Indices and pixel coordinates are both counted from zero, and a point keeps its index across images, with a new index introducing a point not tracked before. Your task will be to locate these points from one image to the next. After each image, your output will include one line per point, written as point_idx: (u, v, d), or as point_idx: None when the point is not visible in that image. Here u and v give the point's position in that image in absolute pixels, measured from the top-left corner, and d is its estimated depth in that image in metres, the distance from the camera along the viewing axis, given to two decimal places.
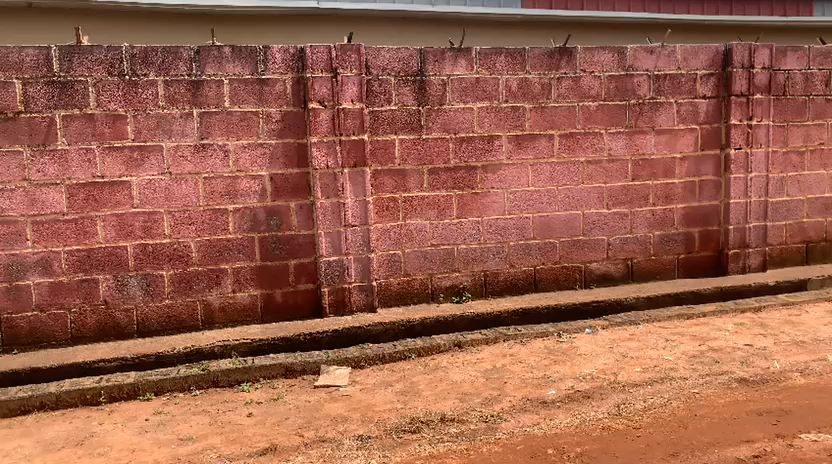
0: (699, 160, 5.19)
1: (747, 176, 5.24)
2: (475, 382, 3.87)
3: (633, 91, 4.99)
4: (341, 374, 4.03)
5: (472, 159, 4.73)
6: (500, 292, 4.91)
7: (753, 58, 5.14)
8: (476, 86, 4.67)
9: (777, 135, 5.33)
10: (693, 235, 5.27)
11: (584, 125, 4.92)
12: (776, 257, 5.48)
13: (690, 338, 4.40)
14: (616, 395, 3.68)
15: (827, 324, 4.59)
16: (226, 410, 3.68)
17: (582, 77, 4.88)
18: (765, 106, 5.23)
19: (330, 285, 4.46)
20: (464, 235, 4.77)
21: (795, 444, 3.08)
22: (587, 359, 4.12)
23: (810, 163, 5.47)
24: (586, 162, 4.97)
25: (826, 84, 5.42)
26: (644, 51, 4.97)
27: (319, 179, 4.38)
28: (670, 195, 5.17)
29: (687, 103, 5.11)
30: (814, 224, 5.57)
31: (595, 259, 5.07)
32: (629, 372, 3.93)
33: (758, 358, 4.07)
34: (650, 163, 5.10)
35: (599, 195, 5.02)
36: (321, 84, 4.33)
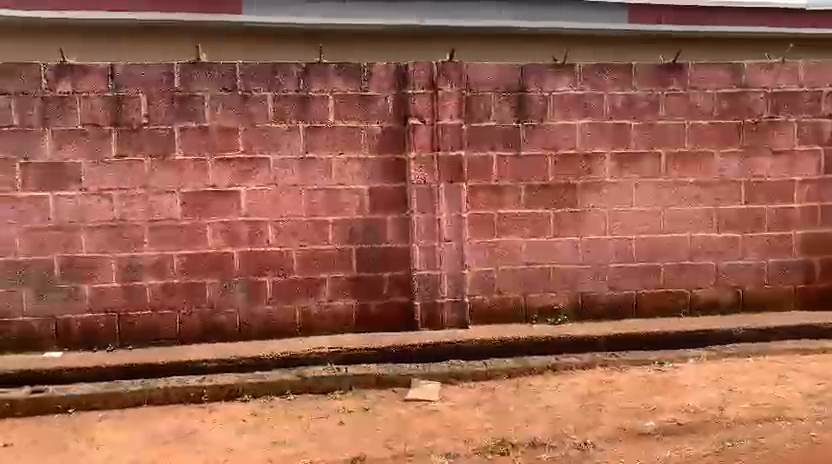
0: (824, 184, 4.83)
1: None
2: (568, 407, 3.75)
3: (748, 110, 4.72)
4: (430, 389, 4.02)
5: (573, 177, 4.62)
6: (597, 315, 4.73)
7: None
8: (579, 102, 4.58)
9: None
10: (814, 264, 4.88)
11: (694, 144, 4.69)
12: None
13: (808, 376, 4.06)
14: (722, 431, 3.44)
15: None
16: (318, 417, 3.75)
17: (692, 94, 4.67)
18: None
19: (423, 300, 4.49)
20: (561, 255, 4.65)
21: None
22: (691, 391, 3.89)
23: None
24: (695, 182, 4.73)
25: None
26: (761, 66, 4.70)
27: (416, 193, 4.43)
28: (789, 221, 4.82)
29: (808, 122, 4.78)
30: None
31: (701, 285, 4.79)
32: (738, 408, 3.66)
33: None
34: (765, 185, 4.78)
35: (708, 217, 4.76)
36: (421, 100, 4.40)
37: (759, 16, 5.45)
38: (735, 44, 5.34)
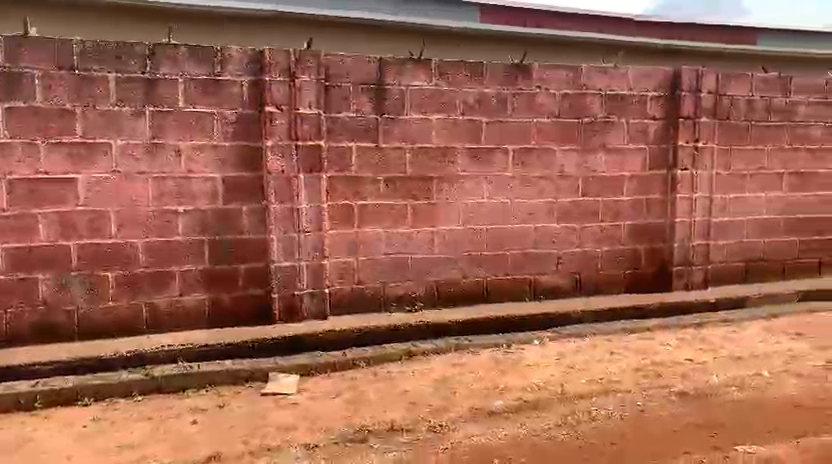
0: (648, 180, 5.37)
1: (692, 197, 5.44)
2: (424, 392, 3.88)
3: (586, 110, 5.13)
4: (289, 383, 3.97)
5: (429, 170, 4.76)
6: (452, 302, 4.94)
7: (700, 83, 5.38)
8: (434, 97, 4.71)
9: (721, 159, 5.55)
10: (640, 251, 5.42)
11: (538, 141, 5.02)
12: (719, 275, 5.67)
13: (634, 352, 4.52)
14: (562, 405, 3.72)
15: (762, 341, 4.76)
16: (169, 417, 3.57)
17: (537, 94, 4.98)
18: (711, 129, 5.47)
19: (280, 292, 4.42)
20: (418, 246, 4.79)
21: (730, 456, 3.08)
22: (535, 371, 4.18)
23: (751, 186, 5.69)
24: (540, 177, 5.06)
25: (767, 111, 5.66)
26: (597, 70, 5.12)
27: (273, 183, 4.33)
28: (618, 213, 5.32)
29: (636, 123, 5.28)
30: (755, 245, 5.78)
31: (544, 272, 5.16)
32: (575, 384, 3.99)
33: (698, 372, 4.18)
34: (599, 180, 5.23)
35: (551, 210, 5.12)
36: (279, 88, 4.30)
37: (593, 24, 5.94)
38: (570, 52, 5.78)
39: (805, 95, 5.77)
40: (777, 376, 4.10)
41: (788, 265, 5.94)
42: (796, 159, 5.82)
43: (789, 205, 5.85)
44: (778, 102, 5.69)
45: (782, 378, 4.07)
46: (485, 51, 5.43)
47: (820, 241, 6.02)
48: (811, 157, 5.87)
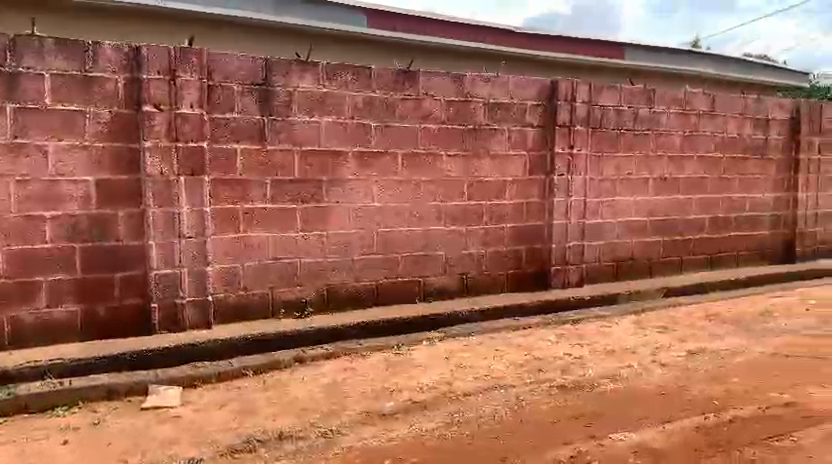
0: (528, 184, 5.64)
1: (568, 200, 5.77)
2: (314, 397, 3.84)
3: (470, 116, 5.29)
4: (171, 395, 3.79)
5: (318, 173, 4.72)
6: (343, 306, 4.92)
7: (575, 94, 5.72)
8: (322, 99, 4.68)
9: (594, 165, 5.93)
10: (522, 252, 5.67)
11: (425, 146, 5.12)
12: (593, 274, 6.05)
13: (518, 349, 4.72)
14: (451, 403, 3.82)
15: (632, 335, 5.13)
16: (35, 439, 3.30)
17: (424, 99, 5.08)
18: (584, 137, 5.82)
19: (161, 301, 4.21)
20: (308, 250, 4.73)
21: (605, 443, 3.29)
22: (425, 371, 4.26)
23: (620, 190, 6.12)
24: (427, 181, 5.16)
25: (634, 120, 6.10)
26: (480, 78, 5.30)
27: (152, 186, 4.12)
28: (501, 216, 5.54)
29: (517, 130, 5.53)
30: (624, 245, 6.22)
31: (432, 274, 5.27)
32: (463, 382, 4.11)
33: (576, 366, 4.43)
34: (484, 184, 5.43)
35: (438, 213, 5.24)
36: (158, 86, 4.10)
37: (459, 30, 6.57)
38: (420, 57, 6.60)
39: (665, 107, 6.28)
40: (645, 366, 4.43)
41: (653, 263, 6.44)
42: (659, 165, 6.32)
43: (653, 208, 6.35)
44: (643, 113, 6.15)
45: (649, 368, 4.40)
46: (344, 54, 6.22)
47: (680, 241, 6.58)
48: (671, 164, 6.40)
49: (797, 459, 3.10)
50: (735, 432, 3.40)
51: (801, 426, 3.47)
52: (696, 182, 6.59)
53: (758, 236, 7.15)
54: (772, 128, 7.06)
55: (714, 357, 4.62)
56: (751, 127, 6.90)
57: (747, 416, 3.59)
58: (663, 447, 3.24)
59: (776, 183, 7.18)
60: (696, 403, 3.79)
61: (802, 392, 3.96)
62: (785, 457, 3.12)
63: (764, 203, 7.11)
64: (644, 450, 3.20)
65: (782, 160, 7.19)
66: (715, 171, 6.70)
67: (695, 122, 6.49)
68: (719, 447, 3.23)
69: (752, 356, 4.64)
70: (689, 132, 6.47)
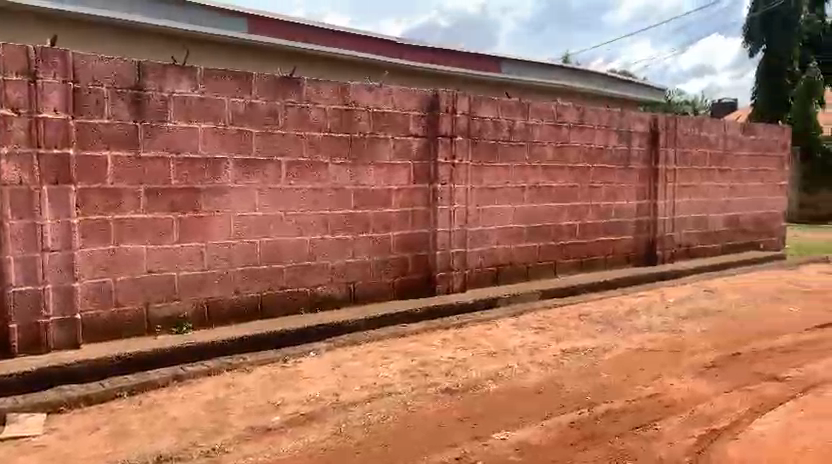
0: (412, 193, 5.74)
1: (451, 208, 5.94)
2: (195, 416, 3.68)
3: (354, 126, 5.31)
4: (34, 422, 3.49)
5: (197, 181, 4.54)
6: (225, 320, 4.76)
7: (455, 105, 5.90)
8: (200, 105, 4.52)
9: (474, 174, 6.14)
10: (407, 259, 5.76)
11: (310, 154, 5.08)
12: (475, 279, 6.26)
13: (404, 355, 4.78)
14: (338, 413, 3.80)
15: (513, 337, 5.35)
16: None
17: (307, 107, 5.03)
18: (465, 147, 6.02)
19: (20, 321, 3.86)
20: (187, 261, 4.54)
21: (488, 443, 3.41)
22: (312, 382, 4.21)
23: (499, 198, 6.38)
24: (312, 189, 5.12)
25: (511, 132, 6.39)
26: (364, 87, 5.33)
27: (8, 196, 3.79)
28: (386, 224, 5.60)
29: (401, 140, 5.61)
30: (504, 250, 6.48)
31: (318, 283, 5.23)
32: (350, 391, 4.10)
33: (460, 369, 4.56)
34: (369, 193, 5.46)
35: (323, 222, 5.21)
36: (14, 88, 3.79)
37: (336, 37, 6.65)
38: (299, 64, 6.54)
39: (540, 119, 6.63)
40: (524, 366, 4.64)
41: (530, 267, 6.76)
42: (534, 174, 6.67)
43: (530, 215, 6.67)
44: (519, 124, 6.46)
45: (528, 368, 4.62)
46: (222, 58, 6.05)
47: (554, 245, 6.96)
48: (545, 173, 6.76)
49: (659, 446, 3.37)
50: (605, 424, 3.64)
51: (662, 415, 3.77)
52: (568, 190, 7.00)
53: (623, 239, 7.71)
54: (634, 140, 7.65)
55: (587, 355, 4.92)
56: (616, 138, 7.44)
57: (616, 409, 3.86)
58: (542, 443, 3.41)
59: (638, 190, 7.78)
60: (571, 400, 4.02)
61: (663, 383, 4.31)
62: (649, 444, 3.39)
63: (628, 209, 7.68)
64: (524, 447, 3.36)
65: (643, 169, 7.80)
66: (584, 180, 7.16)
67: (567, 134, 6.90)
68: (592, 439, 3.45)
69: (620, 352, 4.99)
70: (561, 143, 6.87)
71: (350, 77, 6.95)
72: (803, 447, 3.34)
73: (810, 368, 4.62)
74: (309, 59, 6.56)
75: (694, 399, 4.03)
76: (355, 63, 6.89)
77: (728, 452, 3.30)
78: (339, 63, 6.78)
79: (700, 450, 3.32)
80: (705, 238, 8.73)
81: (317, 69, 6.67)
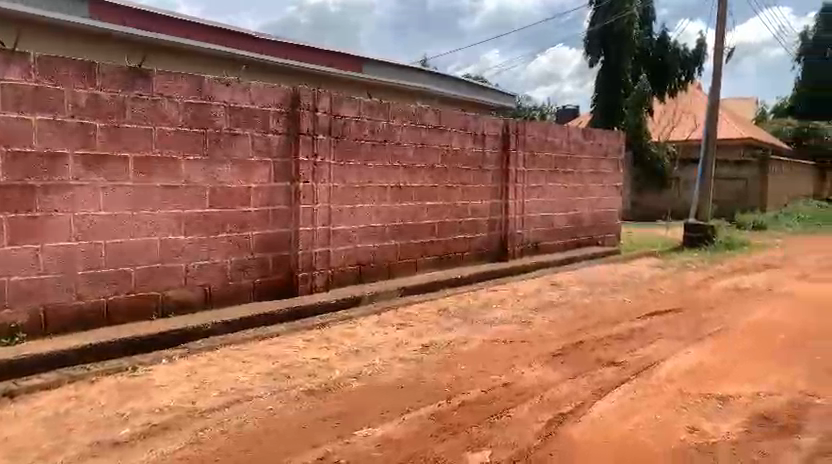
0: (272, 191, 5.62)
1: (312, 207, 5.90)
2: (31, 434, 3.37)
3: (210, 121, 5.11)
4: None
5: (30, 177, 4.15)
6: (65, 328, 4.40)
7: (316, 104, 5.86)
8: (35, 95, 4.14)
9: (336, 173, 6.14)
10: (267, 259, 5.65)
11: (161, 150, 4.82)
12: (337, 278, 6.27)
13: (265, 358, 4.68)
14: (195, 422, 3.64)
15: (374, 334, 5.42)
16: None
17: (159, 101, 4.77)
18: (326, 145, 6.00)
19: None
20: (19, 265, 4.14)
21: (351, 441, 3.44)
22: (164, 391, 4.00)
23: (361, 197, 6.43)
24: (164, 187, 4.86)
25: (372, 132, 6.46)
26: (220, 82, 5.14)
27: None
28: (245, 223, 5.45)
29: (260, 137, 5.48)
30: (365, 249, 6.54)
31: (172, 286, 4.98)
32: (207, 398, 3.95)
33: (322, 369, 4.55)
34: (226, 191, 5.28)
35: (177, 222, 4.97)
36: None
37: (189, 28, 6.37)
38: (147, 55, 6.20)
39: (400, 120, 6.76)
40: (386, 363, 4.72)
41: (391, 266, 6.89)
42: (395, 174, 6.79)
43: (391, 214, 6.79)
44: (380, 124, 6.54)
45: (390, 364, 4.71)
46: (57, 44, 5.60)
47: (415, 243, 7.14)
48: (406, 173, 6.91)
49: (511, 432, 3.58)
50: (463, 415, 3.80)
51: (514, 403, 4.01)
52: (427, 189, 7.20)
53: (479, 237, 8.08)
54: (487, 143, 8.02)
55: (445, 349, 5.10)
56: (472, 140, 7.77)
57: (472, 399, 4.04)
58: (403, 437, 3.50)
59: (492, 191, 8.18)
60: (430, 393, 4.15)
61: (515, 373, 4.57)
62: (502, 431, 3.58)
63: (483, 208, 8.06)
64: (386, 443, 3.42)
65: (496, 171, 8.21)
66: (443, 181, 7.40)
67: (426, 135, 7.09)
68: (450, 430, 3.58)
69: (476, 344, 5.24)
70: (421, 144, 7.04)
71: (204, 70, 6.70)
72: (635, 424, 3.69)
73: (641, 352, 5.11)
74: (158, 50, 6.24)
75: (542, 386, 4.32)
76: (210, 56, 6.65)
77: (572, 433, 3.58)
78: (191, 55, 6.51)
79: (548, 433, 3.57)
80: (551, 235, 9.38)
81: (167, 61, 6.36)
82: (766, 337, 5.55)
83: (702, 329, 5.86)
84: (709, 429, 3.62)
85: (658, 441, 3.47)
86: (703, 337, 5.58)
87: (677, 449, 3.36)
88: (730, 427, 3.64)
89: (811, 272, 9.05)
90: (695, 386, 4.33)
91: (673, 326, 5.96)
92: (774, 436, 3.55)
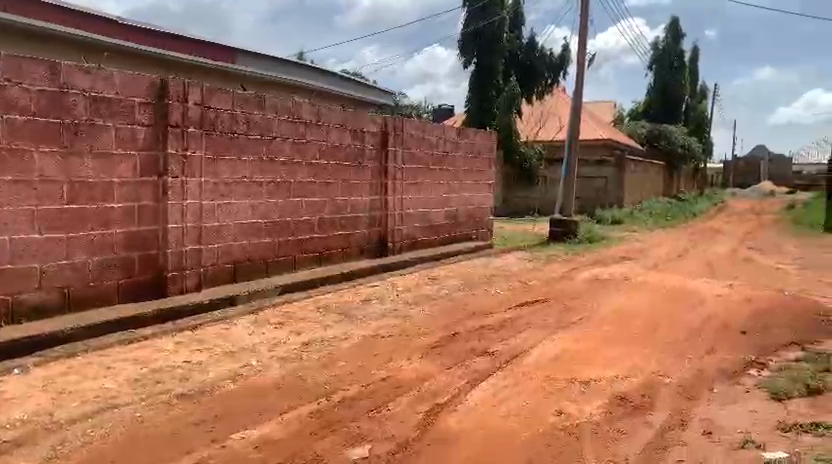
0: (139, 186, 5.31)
1: (182, 204, 5.65)
2: None
3: (68, 111, 4.74)
4: None
5: None
6: None
7: (186, 95, 5.61)
8: None
9: (208, 167, 5.90)
10: (133, 259, 5.33)
11: (10, 140, 4.41)
12: (210, 277, 6.04)
13: (132, 363, 4.43)
14: (53, 435, 3.37)
15: (251, 334, 5.29)
16: None
17: (6, 87, 4.37)
18: (197, 138, 5.76)
19: None
20: None
21: (227, 445, 3.34)
22: (17, 404, 3.68)
23: (235, 193, 6.23)
24: (13, 181, 4.46)
25: (247, 125, 6.27)
26: (79, 68, 4.78)
27: None
28: (108, 220, 5.12)
29: (125, 128, 5.16)
30: (240, 246, 6.35)
31: (25, 290, 4.58)
32: (67, 408, 3.68)
33: (196, 372, 4.38)
34: (87, 186, 4.93)
35: (30, 219, 4.57)
36: None
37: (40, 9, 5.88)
38: None
39: (276, 114, 6.61)
40: (263, 363, 4.62)
41: (268, 263, 6.74)
42: (272, 169, 6.64)
43: (267, 210, 6.64)
44: (256, 118, 6.36)
45: (267, 364, 4.61)
46: None
47: (292, 240, 7.02)
48: (283, 168, 6.77)
49: (390, 425, 3.63)
50: (342, 411, 3.81)
51: (393, 396, 4.07)
52: (305, 185, 7.11)
53: (358, 233, 8.09)
54: (366, 139, 8.04)
55: (324, 346, 5.08)
56: (350, 136, 7.75)
57: (351, 395, 4.06)
58: (282, 437, 3.44)
59: (371, 187, 8.21)
60: (309, 391, 4.11)
61: (394, 367, 4.64)
62: (381, 425, 3.63)
63: (362, 205, 8.08)
64: (264, 444, 3.36)
65: (374, 167, 8.25)
66: (321, 176, 7.34)
67: (304, 130, 6.99)
68: (330, 427, 3.58)
69: (355, 340, 5.25)
70: (298, 139, 6.93)
71: (58, 55, 6.21)
72: (507, 411, 3.87)
73: (512, 342, 5.36)
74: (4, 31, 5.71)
75: (419, 378, 4.42)
76: (65, 40, 6.18)
77: (448, 423, 3.69)
78: (43, 38, 6.02)
79: (426, 424, 3.66)
80: (429, 230, 9.59)
81: (14, 43, 5.84)
82: (623, 324, 6.02)
83: (567, 317, 6.25)
84: (573, 412, 3.87)
85: (528, 425, 3.67)
86: (568, 326, 5.95)
87: (546, 432, 3.57)
88: (592, 409, 3.91)
89: (660, 263, 9.91)
90: (562, 372, 4.62)
91: (541, 315, 6.30)
92: (630, 414, 3.87)
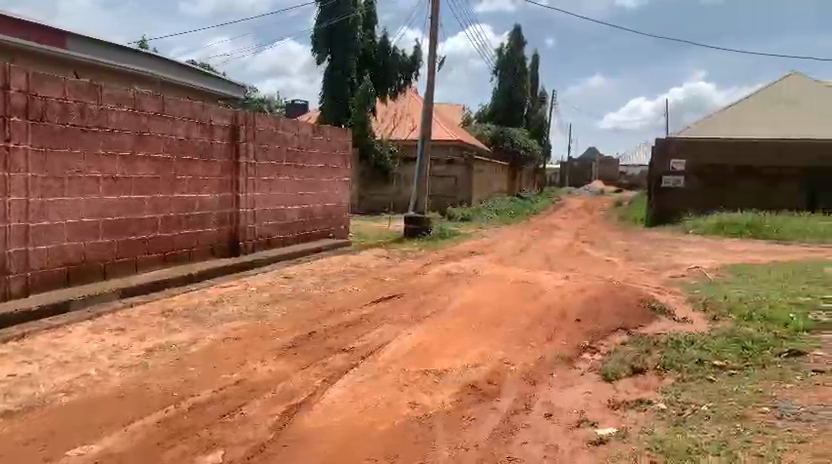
0: None
1: (4, 201, 5.11)
2: None
3: None
4: None
5: None
6: None
7: (7, 80, 5.08)
8: None
9: (36, 161, 5.39)
10: None
11: None
12: (39, 281, 5.52)
13: None
14: None
15: (88, 342, 4.91)
16: None
17: None
18: (22, 129, 5.25)
19: None
20: None
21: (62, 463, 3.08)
22: None
23: (68, 189, 5.73)
24: None
25: (81, 115, 5.79)
26: None
27: None
28: None
29: None
30: (74, 247, 5.86)
31: None
32: None
33: (24, 386, 3.98)
34: None
35: None
36: None
37: None
38: None
39: (115, 105, 6.16)
40: (103, 373, 4.31)
41: (107, 265, 6.27)
42: (111, 164, 6.18)
43: (106, 208, 6.17)
44: (91, 108, 5.89)
45: (108, 373, 4.30)
46: None
47: (134, 240, 6.59)
48: (123, 162, 6.32)
49: (244, 429, 3.55)
50: (193, 417, 3.66)
51: (248, 399, 3.98)
52: (148, 181, 6.69)
53: (208, 232, 7.76)
54: (215, 134, 7.73)
55: (173, 351, 4.83)
56: (198, 130, 7.41)
57: (202, 401, 3.90)
58: (126, 450, 3.24)
59: (220, 184, 7.91)
60: (155, 400, 3.89)
61: (248, 369, 4.53)
62: (236, 430, 3.53)
63: (211, 202, 7.76)
64: (106, 459, 3.14)
65: (224, 163, 7.95)
66: (166, 172, 6.94)
67: (146, 122, 6.57)
68: (180, 436, 3.43)
69: (206, 344, 5.04)
70: (140, 132, 6.51)
71: None
72: (364, 406, 3.93)
73: (368, 338, 5.44)
74: None
75: (275, 379, 4.34)
76: None
77: (305, 422, 3.67)
78: None
79: (282, 425, 3.61)
80: (283, 228, 9.43)
81: None
82: (473, 315, 6.32)
83: (421, 312, 6.44)
84: (427, 403, 4.01)
85: (384, 418, 3.75)
86: (422, 319, 6.14)
87: (401, 424, 3.67)
88: (444, 399, 4.08)
89: (506, 257, 10.50)
90: (416, 365, 4.76)
91: (396, 311, 6.45)
92: (479, 402, 4.08)
